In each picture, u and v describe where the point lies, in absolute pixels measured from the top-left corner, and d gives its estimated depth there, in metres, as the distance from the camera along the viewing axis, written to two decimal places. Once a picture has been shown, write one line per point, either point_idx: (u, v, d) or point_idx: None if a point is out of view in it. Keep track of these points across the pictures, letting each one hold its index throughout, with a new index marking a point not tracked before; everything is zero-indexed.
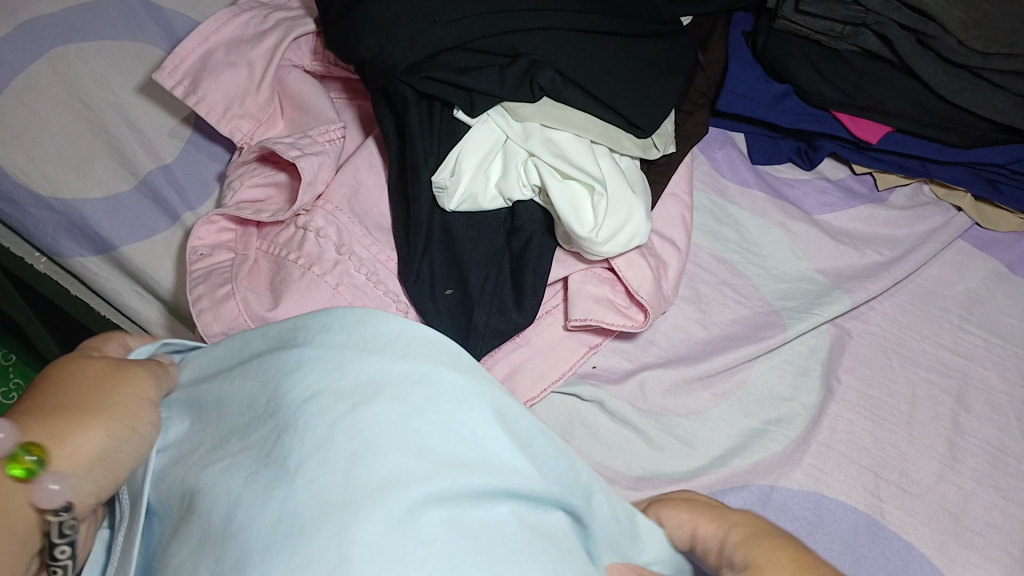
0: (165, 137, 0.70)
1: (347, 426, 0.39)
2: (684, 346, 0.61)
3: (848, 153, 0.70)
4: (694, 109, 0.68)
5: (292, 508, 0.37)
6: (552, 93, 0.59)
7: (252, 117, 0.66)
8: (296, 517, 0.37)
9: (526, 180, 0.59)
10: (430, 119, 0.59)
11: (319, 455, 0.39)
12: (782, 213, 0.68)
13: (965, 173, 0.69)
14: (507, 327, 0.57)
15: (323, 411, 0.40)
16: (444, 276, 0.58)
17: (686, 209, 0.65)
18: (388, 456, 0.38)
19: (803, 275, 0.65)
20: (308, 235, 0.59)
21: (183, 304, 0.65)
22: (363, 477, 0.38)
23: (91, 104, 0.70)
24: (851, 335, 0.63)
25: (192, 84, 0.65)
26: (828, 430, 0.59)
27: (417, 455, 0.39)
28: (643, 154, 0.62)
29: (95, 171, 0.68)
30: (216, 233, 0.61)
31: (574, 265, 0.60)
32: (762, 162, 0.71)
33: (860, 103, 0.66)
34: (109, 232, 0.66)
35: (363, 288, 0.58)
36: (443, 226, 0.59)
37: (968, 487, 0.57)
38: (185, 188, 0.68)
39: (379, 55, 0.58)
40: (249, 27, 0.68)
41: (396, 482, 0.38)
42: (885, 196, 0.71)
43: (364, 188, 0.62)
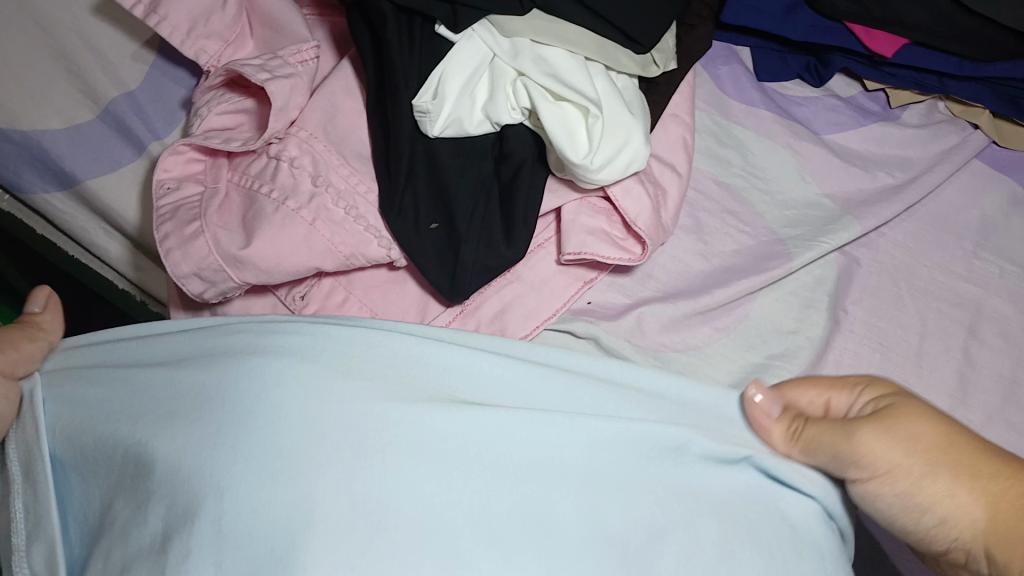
0: (127, 61, 0.65)
1: (307, 396, 0.40)
2: (684, 279, 0.58)
3: (860, 69, 0.65)
4: (696, 22, 0.62)
5: (265, 459, 0.38)
6: (542, 5, 0.54)
7: (218, 37, 0.60)
8: (253, 481, 0.37)
9: (515, 101, 0.54)
10: (409, 35, 0.54)
11: (276, 425, 0.39)
12: (790, 135, 0.64)
13: (983, 89, 0.64)
14: (497, 262, 0.54)
15: (279, 382, 0.40)
16: (428, 208, 0.54)
17: (687, 132, 0.61)
18: (358, 417, 0.39)
19: (811, 202, 0.62)
20: (281, 166, 0.55)
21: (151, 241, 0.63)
22: (326, 444, 0.38)
23: (46, 24, 0.65)
24: (860, 264, 0.60)
25: (152, 1, 0.60)
26: (834, 366, 0.56)
27: (394, 415, 0.40)
28: (642, 72, 0.58)
29: (53, 99, 0.64)
30: (184, 165, 0.57)
31: (567, 194, 0.57)
32: (767, 79, 0.66)
33: (877, 15, 0.60)
34: (70, 166, 0.62)
35: (341, 224, 0.54)
36: (426, 154, 0.55)
37: (978, 422, 0.55)
38: (151, 116, 0.64)
39: None
40: None
41: (363, 446, 0.39)
42: (899, 114, 0.67)
43: (341, 113, 0.58)
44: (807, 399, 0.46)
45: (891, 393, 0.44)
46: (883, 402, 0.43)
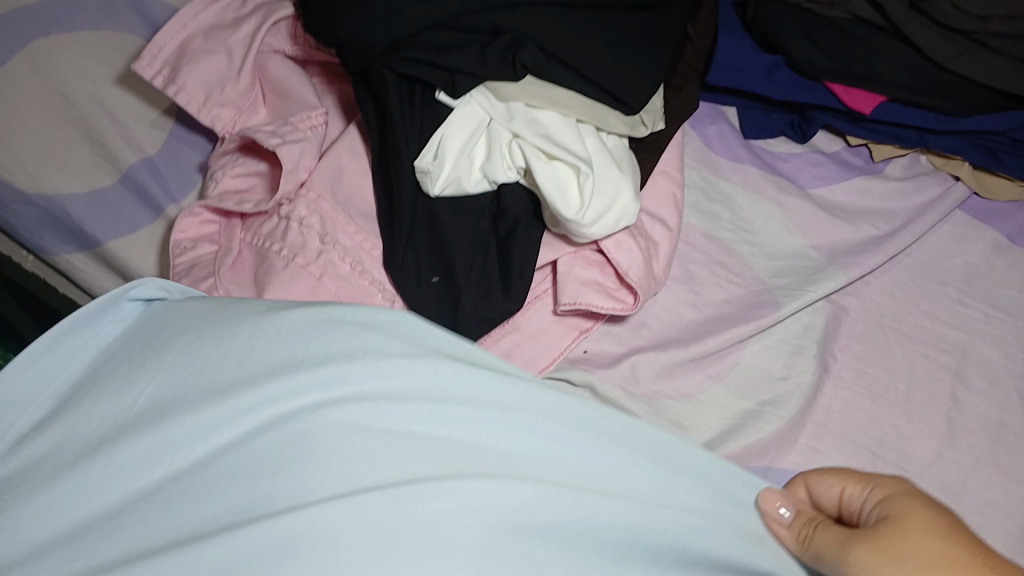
0: (147, 129, 0.69)
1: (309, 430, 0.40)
2: (676, 328, 0.60)
3: (842, 125, 0.68)
4: (683, 84, 0.66)
5: (268, 484, 0.39)
6: (534, 71, 0.57)
7: (232, 106, 0.64)
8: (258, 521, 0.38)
9: (511, 161, 0.58)
10: (410, 101, 0.58)
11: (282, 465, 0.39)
12: (776, 189, 0.67)
13: (963, 142, 0.67)
14: (494, 314, 0.56)
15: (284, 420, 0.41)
16: (429, 263, 0.58)
17: (677, 187, 0.64)
18: (361, 454, 0.40)
19: (798, 252, 0.64)
20: (291, 225, 0.58)
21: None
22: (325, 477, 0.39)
23: (71, 97, 0.69)
24: (847, 312, 0.62)
25: (172, 72, 0.64)
26: (823, 411, 0.58)
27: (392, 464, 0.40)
28: (630, 131, 0.61)
29: (77, 166, 0.67)
30: (199, 225, 0.60)
31: (562, 247, 0.59)
32: (753, 136, 0.69)
33: (854, 72, 0.64)
34: (92, 227, 0.66)
35: (347, 278, 0.57)
36: (427, 211, 0.58)
37: (968, 465, 0.56)
38: (168, 180, 0.68)
39: (357, 36, 0.55)
40: (228, 12, 0.67)
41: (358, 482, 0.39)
42: (882, 167, 0.70)
43: (347, 175, 0.61)
44: (824, 488, 0.45)
45: (901, 490, 0.42)
46: (890, 507, 0.41)
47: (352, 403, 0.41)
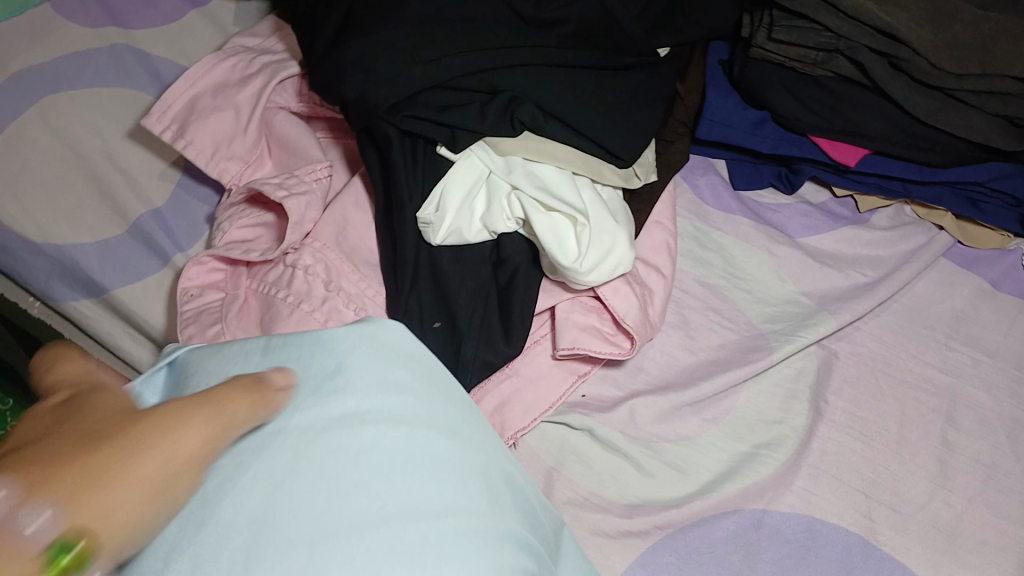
0: (155, 181, 0.71)
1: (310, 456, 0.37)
2: (672, 372, 0.62)
3: (828, 176, 0.71)
4: (674, 138, 0.69)
5: (262, 515, 0.35)
6: (533, 127, 0.60)
7: (240, 159, 0.66)
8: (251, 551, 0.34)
9: (510, 212, 0.60)
10: (413, 157, 0.60)
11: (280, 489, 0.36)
12: (766, 238, 0.69)
13: (945, 193, 0.70)
14: (496, 358, 0.58)
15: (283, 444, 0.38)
16: (432, 309, 0.59)
17: (671, 236, 0.66)
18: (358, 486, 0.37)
19: (789, 299, 0.66)
20: (296, 273, 0.59)
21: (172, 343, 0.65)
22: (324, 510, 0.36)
23: (81, 150, 0.71)
24: (837, 357, 0.64)
25: (181, 127, 0.66)
26: (818, 453, 0.59)
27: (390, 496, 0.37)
28: (625, 183, 0.63)
29: (85, 217, 0.69)
30: (207, 273, 0.62)
31: (561, 294, 0.61)
32: (743, 187, 0.72)
33: (839, 127, 0.67)
34: (100, 277, 0.67)
35: (351, 324, 0.58)
36: (429, 260, 0.60)
37: (961, 506, 0.57)
38: (175, 231, 0.69)
39: (362, 96, 0.58)
40: (236, 71, 0.69)
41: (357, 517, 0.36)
42: (868, 217, 0.72)
43: (351, 225, 0.63)
44: None
45: None
46: None
47: (351, 428, 0.38)
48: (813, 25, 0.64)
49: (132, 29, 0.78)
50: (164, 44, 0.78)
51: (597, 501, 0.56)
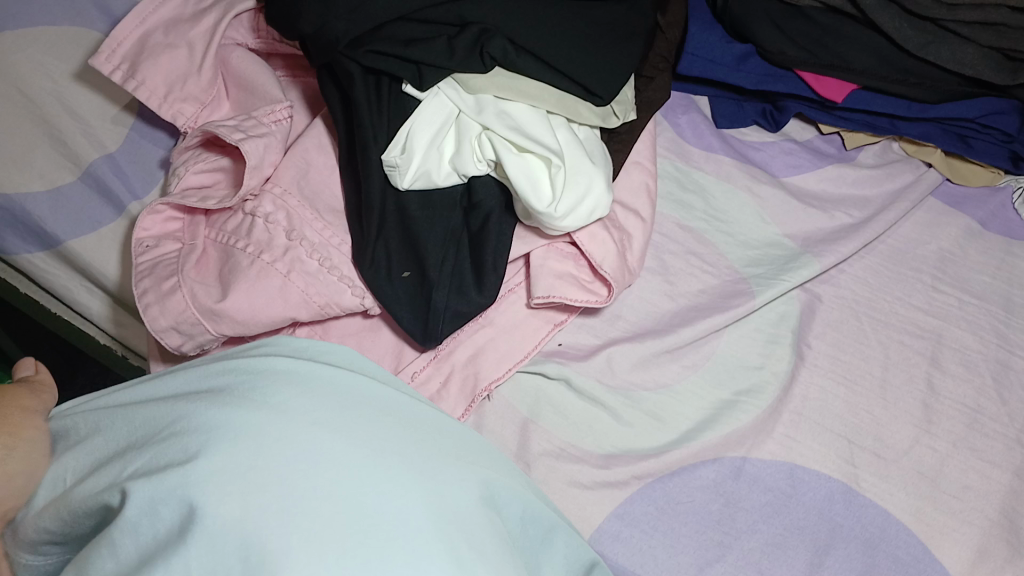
0: (108, 125, 0.67)
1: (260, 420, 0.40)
2: (652, 319, 0.60)
3: (814, 113, 0.68)
4: (654, 75, 0.65)
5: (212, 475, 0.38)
6: (503, 63, 0.56)
7: (195, 100, 0.63)
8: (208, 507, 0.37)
9: (482, 155, 0.57)
10: (377, 95, 0.57)
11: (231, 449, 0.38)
12: (749, 178, 0.66)
13: (933, 129, 0.67)
14: (468, 308, 0.56)
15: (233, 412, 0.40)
16: (401, 258, 0.56)
17: (650, 177, 0.63)
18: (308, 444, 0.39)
19: (772, 241, 0.64)
20: (256, 221, 0.56)
21: (128, 295, 0.63)
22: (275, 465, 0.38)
23: (28, 92, 0.67)
24: (821, 300, 0.62)
25: (131, 67, 0.62)
26: (799, 399, 0.57)
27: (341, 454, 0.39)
28: (602, 123, 0.60)
29: (36, 163, 0.66)
30: (162, 223, 0.59)
31: (535, 240, 0.58)
32: (726, 125, 0.69)
33: (824, 60, 0.64)
34: (51, 227, 0.64)
35: (315, 275, 0.55)
36: (397, 206, 0.57)
37: (944, 450, 0.56)
38: (130, 177, 0.66)
39: (321, 29, 0.54)
40: (189, 6, 0.65)
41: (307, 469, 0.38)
42: (854, 155, 0.70)
43: (315, 169, 0.59)
44: None
45: None
46: None
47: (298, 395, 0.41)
48: None
49: None
50: None
51: (574, 452, 0.55)
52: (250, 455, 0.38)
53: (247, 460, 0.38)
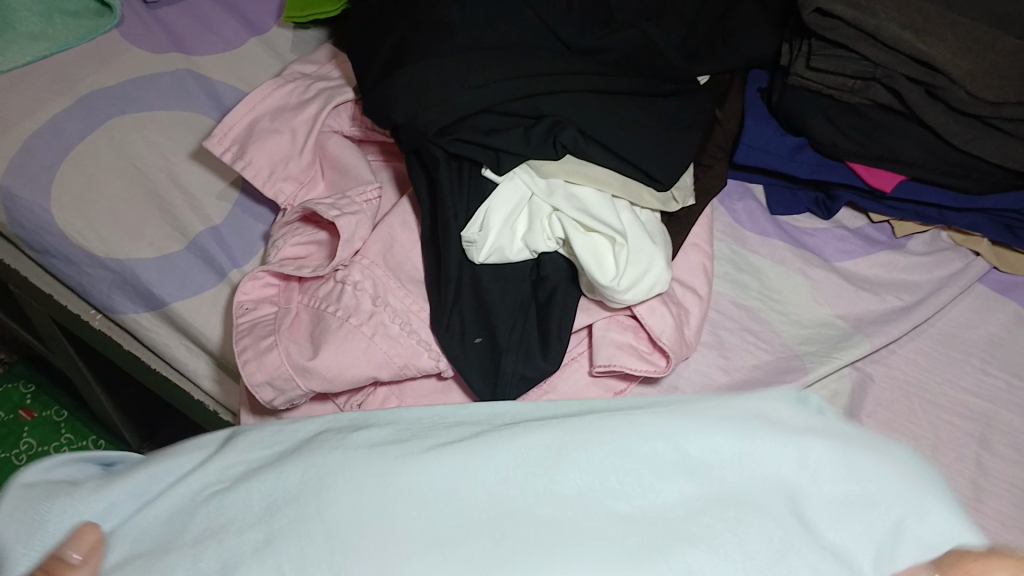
0: (214, 200, 0.75)
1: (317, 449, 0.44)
2: (707, 392, 0.63)
3: (864, 202, 0.72)
4: (712, 163, 0.71)
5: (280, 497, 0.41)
6: (574, 151, 0.62)
7: (294, 180, 0.70)
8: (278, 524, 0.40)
9: (551, 233, 0.62)
10: (459, 178, 0.63)
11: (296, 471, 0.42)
12: (802, 261, 0.70)
13: (981, 219, 0.71)
14: (534, 373, 0.60)
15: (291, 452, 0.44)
16: (473, 324, 0.62)
17: (707, 258, 0.68)
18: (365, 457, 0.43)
19: (824, 322, 0.67)
20: (346, 289, 0.62)
21: (229, 358, 0.69)
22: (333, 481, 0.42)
23: (144, 169, 0.75)
24: (872, 380, 0.65)
25: (240, 149, 0.70)
26: None
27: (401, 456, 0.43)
28: (663, 206, 0.65)
29: (148, 233, 0.73)
30: (261, 288, 0.65)
31: (598, 312, 0.63)
32: (781, 213, 0.73)
33: (875, 153, 0.68)
34: (160, 290, 0.71)
35: (397, 338, 0.61)
36: (472, 277, 0.62)
37: (994, 530, 0.58)
38: (232, 247, 0.73)
39: (412, 120, 0.61)
40: (292, 97, 0.73)
41: (367, 475, 0.42)
42: (904, 243, 0.73)
43: (398, 244, 0.66)
44: None
45: None
46: None
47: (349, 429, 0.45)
48: (849, 54, 0.66)
49: (194, 55, 0.83)
50: (224, 69, 0.83)
51: None
52: (318, 476, 0.42)
53: (311, 484, 0.41)
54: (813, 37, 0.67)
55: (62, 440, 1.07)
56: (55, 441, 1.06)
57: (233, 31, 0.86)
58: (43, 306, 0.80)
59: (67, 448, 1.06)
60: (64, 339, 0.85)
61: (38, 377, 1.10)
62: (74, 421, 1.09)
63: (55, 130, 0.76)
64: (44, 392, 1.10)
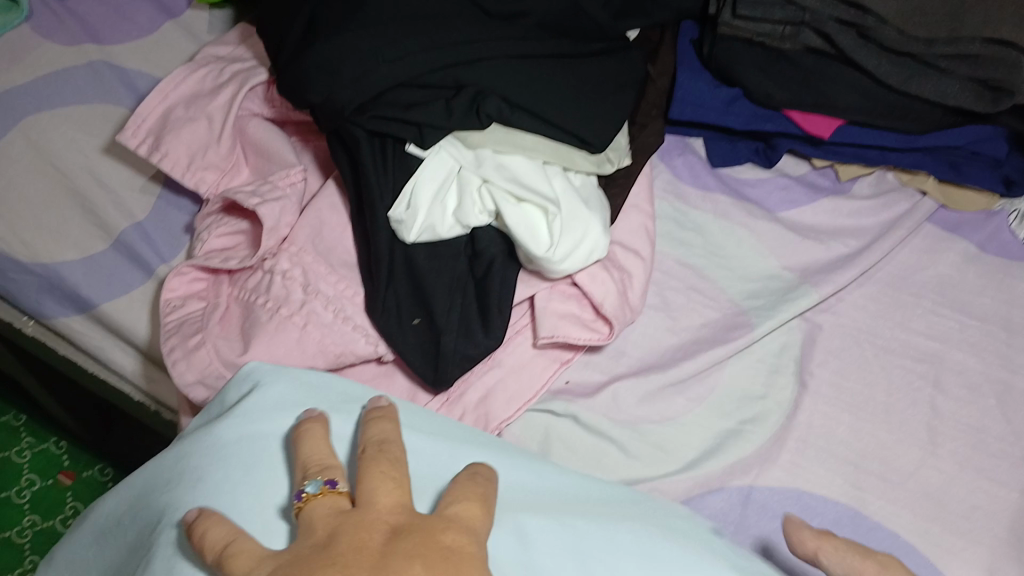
0: (136, 194, 0.71)
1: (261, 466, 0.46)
2: (655, 354, 0.62)
3: (805, 149, 0.71)
4: (647, 121, 0.68)
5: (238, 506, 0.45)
6: (499, 119, 0.60)
7: (216, 168, 0.67)
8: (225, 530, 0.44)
9: (482, 205, 0.60)
10: (383, 156, 0.60)
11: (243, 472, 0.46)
12: (745, 214, 0.69)
13: (923, 158, 0.69)
14: (475, 350, 0.58)
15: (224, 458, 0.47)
16: (410, 305, 0.60)
17: (648, 219, 0.66)
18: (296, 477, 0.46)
19: (771, 274, 0.66)
20: (274, 279, 0.60)
21: (156, 353, 0.66)
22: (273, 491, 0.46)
23: (61, 168, 0.72)
24: (822, 329, 0.64)
25: (156, 140, 0.67)
26: (804, 426, 0.59)
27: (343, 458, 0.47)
28: (598, 169, 0.63)
29: (71, 233, 0.70)
30: (188, 283, 0.62)
31: (538, 283, 0.61)
32: (720, 164, 0.71)
33: (809, 100, 0.67)
34: (86, 291, 0.68)
35: (331, 325, 0.59)
36: (406, 259, 0.60)
37: (950, 471, 0.58)
38: (158, 242, 0.70)
39: (329, 98, 0.59)
40: (208, 81, 0.70)
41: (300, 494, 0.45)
42: (848, 187, 0.72)
43: (327, 228, 0.63)
44: None
45: None
46: None
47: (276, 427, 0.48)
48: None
49: (107, 44, 0.80)
50: (139, 57, 0.79)
51: None
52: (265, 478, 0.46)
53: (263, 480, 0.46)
54: None
55: (22, 443, 1.06)
56: (16, 446, 1.06)
57: (147, 15, 0.82)
58: None
59: (28, 452, 1.06)
60: (0, 346, 0.83)
61: None
62: (33, 424, 1.08)
63: None
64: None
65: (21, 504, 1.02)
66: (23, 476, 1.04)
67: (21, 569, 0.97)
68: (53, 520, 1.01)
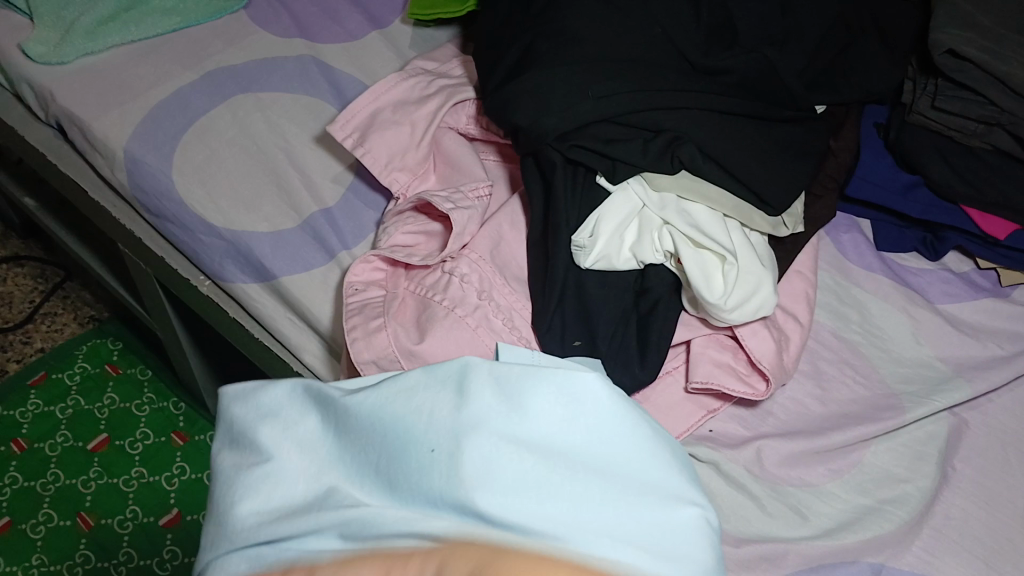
0: (330, 184, 0.77)
1: (475, 453, 0.40)
2: (802, 420, 0.63)
3: (976, 247, 0.71)
4: (822, 193, 0.70)
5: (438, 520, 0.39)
6: (690, 167, 0.63)
7: (409, 170, 0.72)
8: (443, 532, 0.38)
9: (660, 246, 0.62)
10: (573, 183, 0.64)
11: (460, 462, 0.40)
12: (905, 299, 0.70)
13: None
14: (631, 381, 0.62)
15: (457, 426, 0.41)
16: (574, 328, 0.62)
17: (810, 286, 0.68)
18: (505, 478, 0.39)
19: (924, 362, 0.67)
20: (453, 280, 0.63)
21: (339, 340, 0.69)
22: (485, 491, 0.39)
23: (263, 146, 0.78)
24: (969, 426, 0.64)
25: (360, 137, 0.72)
26: (941, 518, 0.59)
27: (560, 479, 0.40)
28: (772, 231, 0.65)
29: (265, 209, 0.75)
30: (370, 272, 0.67)
31: (698, 329, 0.64)
32: (887, 249, 0.73)
33: (991, 199, 0.68)
34: (270, 264, 0.73)
35: (499, 332, 0.62)
36: (576, 282, 0.63)
37: None
38: (343, 230, 0.75)
39: (534, 123, 0.62)
40: (414, 91, 0.75)
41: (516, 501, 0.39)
42: (1009, 291, 0.72)
43: (505, 242, 0.67)
44: None
45: None
46: None
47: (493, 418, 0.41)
48: (977, 97, 0.67)
49: (318, 43, 0.87)
50: (345, 58, 0.86)
51: None
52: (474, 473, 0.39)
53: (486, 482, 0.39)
54: (941, 78, 0.69)
55: (144, 398, 1.12)
56: (137, 399, 1.12)
57: (356, 23, 0.89)
58: (150, 270, 0.85)
59: (148, 407, 1.12)
60: (162, 296, 0.89)
61: (124, 336, 1.17)
62: (157, 382, 1.14)
63: (180, 103, 0.80)
64: (130, 352, 1.16)
65: (132, 455, 1.07)
66: (139, 428, 1.10)
67: (122, 515, 1.02)
68: (160, 476, 1.06)
